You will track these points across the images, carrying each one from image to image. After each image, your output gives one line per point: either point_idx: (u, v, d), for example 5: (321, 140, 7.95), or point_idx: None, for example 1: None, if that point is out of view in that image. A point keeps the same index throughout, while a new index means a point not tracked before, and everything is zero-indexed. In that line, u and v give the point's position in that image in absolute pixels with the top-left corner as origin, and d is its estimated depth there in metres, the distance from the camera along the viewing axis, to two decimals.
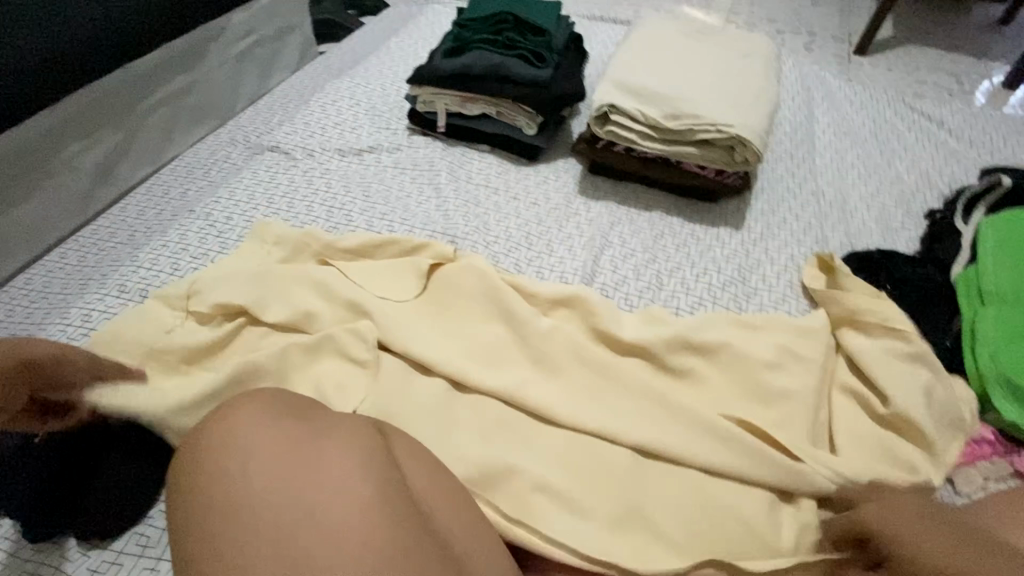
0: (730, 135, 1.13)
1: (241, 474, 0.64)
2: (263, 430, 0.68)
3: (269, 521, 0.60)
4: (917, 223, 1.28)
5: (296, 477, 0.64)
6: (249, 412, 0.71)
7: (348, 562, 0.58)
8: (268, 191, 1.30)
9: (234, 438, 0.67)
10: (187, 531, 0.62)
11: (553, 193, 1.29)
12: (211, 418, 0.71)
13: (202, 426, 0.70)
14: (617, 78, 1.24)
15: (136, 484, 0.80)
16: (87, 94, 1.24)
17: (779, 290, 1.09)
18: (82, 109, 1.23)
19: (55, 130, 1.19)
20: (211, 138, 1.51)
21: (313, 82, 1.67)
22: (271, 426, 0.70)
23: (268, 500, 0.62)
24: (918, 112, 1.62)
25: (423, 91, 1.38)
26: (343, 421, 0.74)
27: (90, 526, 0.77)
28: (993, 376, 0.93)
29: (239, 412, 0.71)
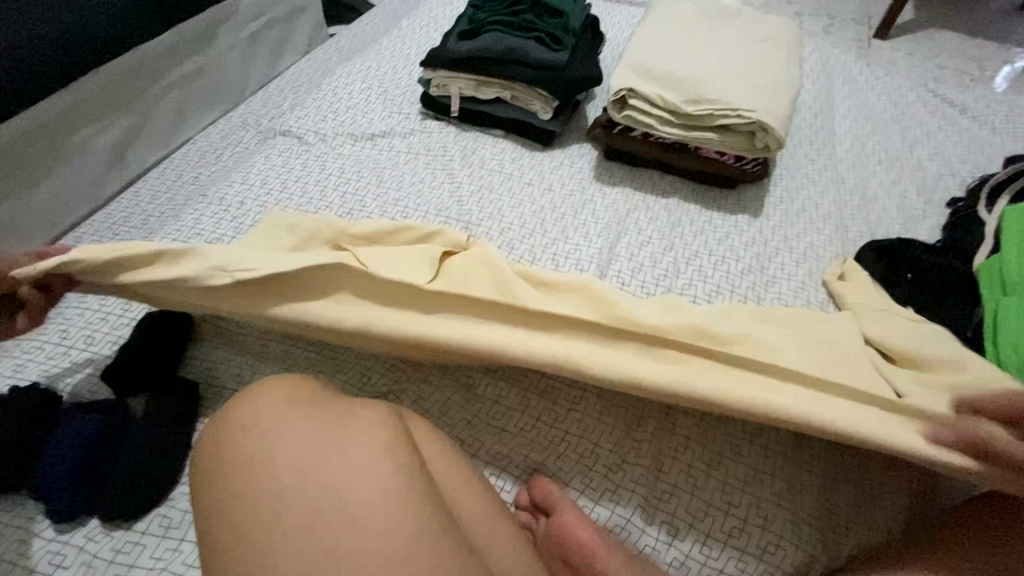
0: (751, 121, 1.11)
1: (262, 458, 0.65)
2: (285, 417, 0.69)
3: (290, 506, 0.61)
4: (939, 211, 1.25)
5: (318, 463, 0.64)
6: (272, 397, 0.72)
7: (368, 548, 0.58)
8: (281, 176, 1.30)
9: (258, 422, 0.69)
10: (211, 513, 0.63)
11: (568, 179, 1.28)
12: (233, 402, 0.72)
13: (227, 411, 0.71)
14: (635, 62, 1.22)
15: (158, 467, 0.80)
16: (99, 76, 1.23)
17: (798, 278, 1.08)
18: (95, 91, 1.23)
19: (68, 112, 1.19)
20: (222, 121, 1.50)
21: (325, 65, 1.65)
22: (293, 411, 0.71)
23: (289, 486, 0.62)
24: (940, 98, 1.58)
25: (436, 75, 1.36)
26: (363, 407, 0.74)
27: (112, 510, 0.77)
28: (1016, 367, 0.89)
29: (261, 398, 0.72)
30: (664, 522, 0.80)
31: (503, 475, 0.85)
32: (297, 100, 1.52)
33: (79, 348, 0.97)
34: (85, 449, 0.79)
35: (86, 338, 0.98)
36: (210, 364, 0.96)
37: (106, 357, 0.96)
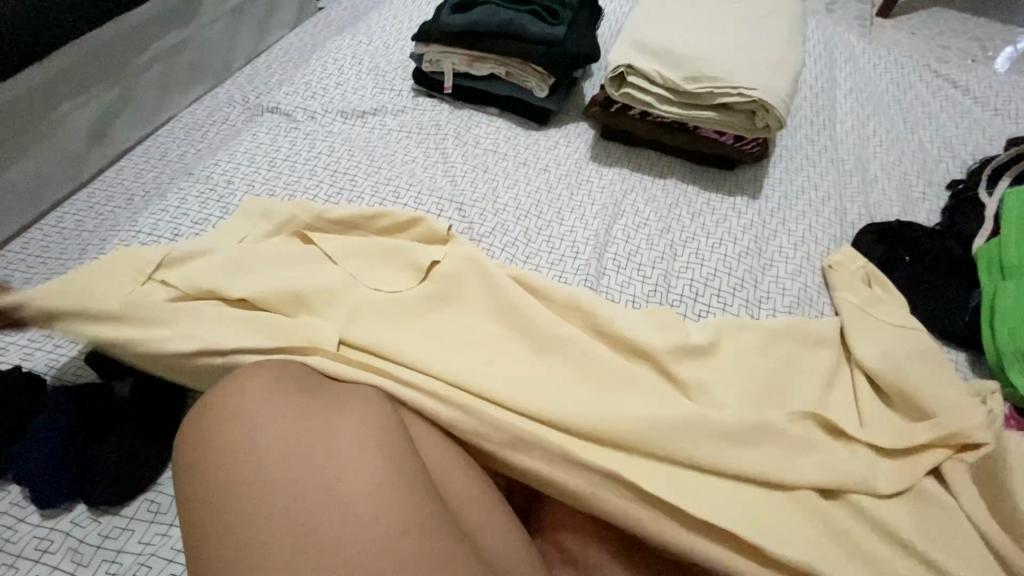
0: (751, 99, 1.08)
1: (250, 443, 0.63)
2: (273, 403, 0.67)
3: (280, 493, 0.60)
4: (939, 193, 1.24)
5: (307, 449, 0.63)
6: (258, 381, 0.70)
7: (361, 536, 0.57)
8: (269, 155, 1.26)
9: (245, 406, 0.67)
10: (196, 499, 0.62)
11: (564, 159, 1.25)
12: (220, 387, 0.71)
13: (213, 394, 0.69)
14: (634, 37, 1.18)
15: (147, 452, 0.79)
16: (77, 49, 1.18)
17: (796, 261, 1.07)
18: (73, 65, 1.18)
19: (45, 87, 1.14)
20: (208, 98, 1.45)
21: (315, 40, 1.60)
22: (281, 396, 0.69)
23: (278, 472, 0.61)
24: (943, 79, 1.55)
25: (429, 49, 1.32)
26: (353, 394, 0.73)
27: (99, 494, 0.77)
28: (1011, 351, 0.89)
29: (248, 383, 0.70)
30: None
31: None
32: (285, 76, 1.47)
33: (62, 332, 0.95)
34: (70, 436, 0.77)
35: None
36: None
37: (91, 341, 0.93)
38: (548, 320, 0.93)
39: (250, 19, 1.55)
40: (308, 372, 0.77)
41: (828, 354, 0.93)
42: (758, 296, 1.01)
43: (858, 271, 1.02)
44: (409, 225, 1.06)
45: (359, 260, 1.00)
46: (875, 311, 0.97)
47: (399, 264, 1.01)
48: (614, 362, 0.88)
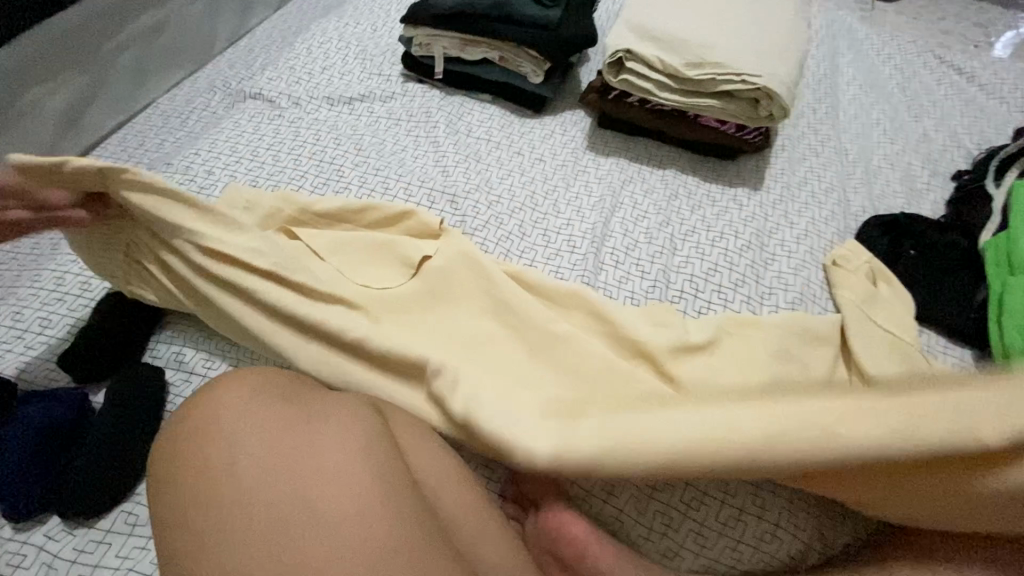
0: (756, 86, 1.04)
1: (230, 458, 0.60)
2: (254, 415, 0.64)
3: (262, 513, 0.57)
4: (944, 184, 1.21)
5: (290, 465, 0.60)
6: (239, 390, 0.67)
7: (348, 558, 0.55)
8: (251, 143, 1.21)
9: (224, 419, 0.64)
10: (175, 516, 0.59)
11: (559, 149, 1.20)
12: (198, 397, 0.67)
13: (193, 404, 0.66)
14: (633, 21, 1.13)
15: (123, 462, 0.76)
16: (48, 30, 1.11)
17: (799, 256, 1.03)
18: (43, 48, 1.11)
19: (13, 72, 1.08)
20: (188, 83, 1.39)
21: (300, 22, 1.53)
22: (262, 406, 0.66)
23: (260, 490, 0.58)
24: (947, 66, 1.51)
25: (418, 32, 1.26)
26: (339, 401, 0.69)
27: (73, 506, 0.73)
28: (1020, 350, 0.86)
29: (228, 394, 0.66)
30: (658, 512, 0.77)
31: (489, 466, 0.81)
32: (268, 60, 1.41)
33: (34, 332, 0.90)
34: (42, 444, 0.74)
35: (41, 321, 0.91)
36: (177, 348, 0.90)
37: (65, 342, 0.89)
38: (544, 318, 0.90)
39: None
40: (293, 377, 0.73)
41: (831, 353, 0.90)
42: (760, 291, 0.98)
43: (863, 266, 0.99)
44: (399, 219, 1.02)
45: (348, 256, 0.96)
46: (877, 310, 0.94)
47: (388, 259, 0.97)
48: (612, 362, 0.85)
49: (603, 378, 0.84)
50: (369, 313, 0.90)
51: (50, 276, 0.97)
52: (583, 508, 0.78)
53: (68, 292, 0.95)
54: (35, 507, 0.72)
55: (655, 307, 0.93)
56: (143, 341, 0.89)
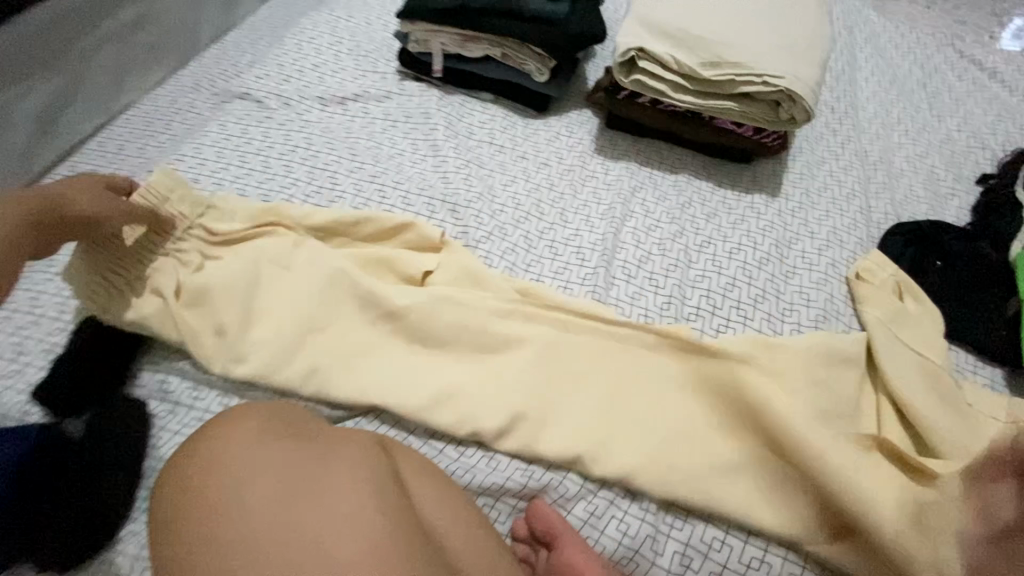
0: (777, 88, 0.97)
1: (236, 503, 0.63)
2: (261, 455, 0.67)
3: (265, 557, 0.59)
4: (969, 188, 1.15)
5: (294, 508, 0.62)
6: (247, 434, 0.69)
7: None
8: (239, 148, 1.14)
9: (231, 466, 0.66)
10: (182, 558, 0.60)
11: (566, 152, 1.14)
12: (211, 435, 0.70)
13: (206, 441, 0.69)
14: (645, 16, 1.06)
15: (104, 505, 0.71)
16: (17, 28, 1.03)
17: (821, 268, 0.98)
18: (12, 48, 1.03)
19: None
20: (171, 82, 1.31)
21: (289, 15, 1.44)
22: (269, 450, 0.68)
23: (264, 534, 0.60)
24: (968, 60, 1.44)
25: (415, 28, 1.19)
26: (346, 442, 0.71)
27: (49, 556, 0.68)
28: None
29: (238, 433, 0.69)
30: (676, 552, 0.73)
31: (497, 505, 0.76)
32: (256, 56, 1.32)
33: (8, 359, 0.84)
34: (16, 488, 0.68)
35: (16, 347, 0.85)
36: (161, 377, 0.84)
37: (40, 371, 0.83)
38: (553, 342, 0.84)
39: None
40: (299, 415, 0.74)
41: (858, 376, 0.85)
42: (779, 306, 0.93)
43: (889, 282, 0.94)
44: (396, 232, 0.96)
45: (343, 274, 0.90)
46: (904, 328, 0.89)
47: (386, 276, 0.91)
48: (626, 389, 0.80)
49: (616, 412, 0.79)
50: (367, 337, 0.84)
51: (24, 297, 0.90)
52: (596, 549, 0.73)
53: (44, 314, 0.88)
54: (9, 557, 0.67)
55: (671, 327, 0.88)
56: (124, 368, 0.83)
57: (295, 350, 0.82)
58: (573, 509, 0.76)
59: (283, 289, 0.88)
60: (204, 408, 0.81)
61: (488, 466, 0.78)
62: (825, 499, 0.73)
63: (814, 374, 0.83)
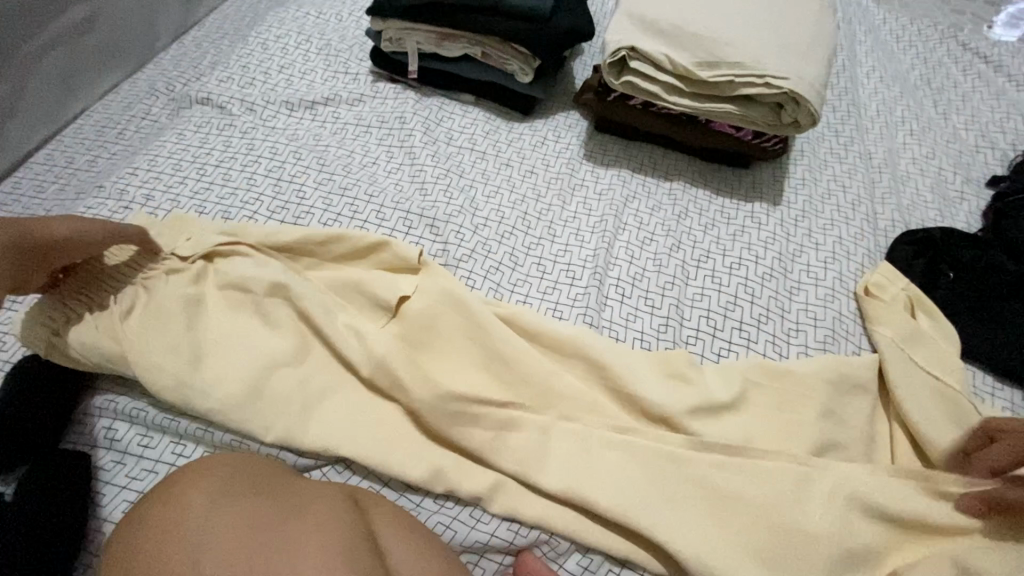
0: (780, 90, 0.90)
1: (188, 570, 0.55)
2: (220, 515, 0.59)
3: None
4: (979, 192, 1.09)
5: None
6: (204, 487, 0.61)
7: None
8: (199, 159, 1.04)
9: (183, 524, 0.58)
10: None
11: (553, 160, 1.06)
12: (163, 490, 0.62)
13: (159, 495, 0.61)
14: (637, 11, 0.98)
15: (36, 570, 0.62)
16: None
17: (827, 284, 0.92)
18: None
19: None
20: (127, 87, 1.21)
21: (254, 12, 1.34)
22: (228, 505, 0.60)
23: None
24: (972, 53, 1.38)
25: (388, 25, 1.10)
26: (318, 498, 0.63)
27: None
28: None
29: (196, 487, 0.61)
30: None
31: (482, 563, 0.69)
32: (217, 57, 1.23)
33: None
34: None
35: None
36: (107, 423, 0.76)
37: None
38: (541, 375, 0.77)
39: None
40: (266, 466, 0.67)
41: (871, 404, 0.79)
42: (784, 327, 0.87)
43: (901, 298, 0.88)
44: (368, 253, 0.87)
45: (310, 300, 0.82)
46: (917, 350, 0.83)
47: (358, 303, 0.83)
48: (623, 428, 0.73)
49: (612, 453, 0.72)
50: (336, 374, 0.77)
51: None
52: None
53: None
54: None
55: (669, 354, 0.81)
56: (65, 415, 0.75)
57: (256, 390, 0.74)
58: (566, 564, 0.69)
59: (244, 321, 0.79)
60: (154, 459, 0.73)
61: (472, 518, 0.70)
62: (842, 543, 0.67)
63: (824, 404, 0.77)
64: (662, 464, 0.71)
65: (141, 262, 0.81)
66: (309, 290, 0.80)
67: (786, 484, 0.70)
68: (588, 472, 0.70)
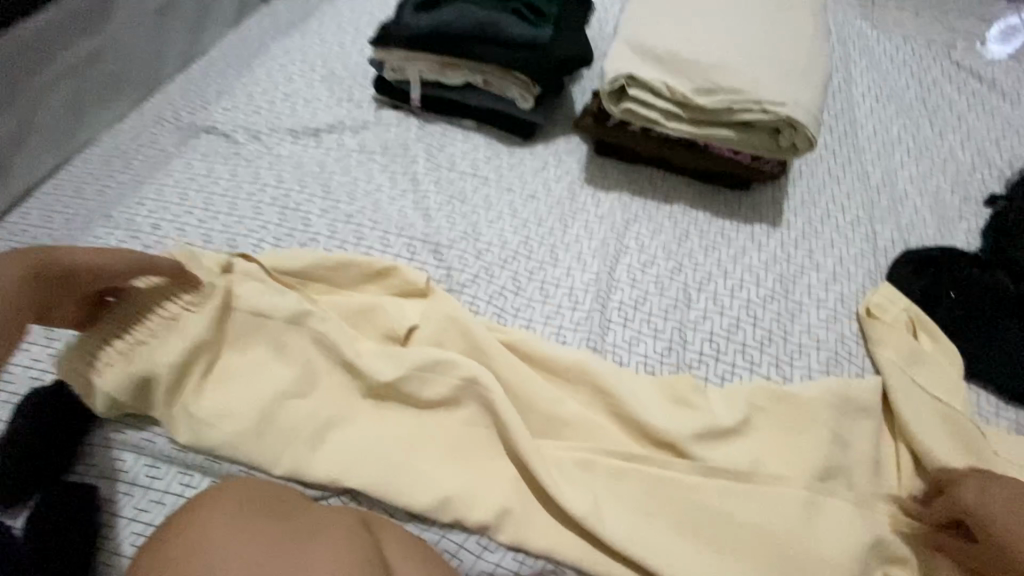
0: (777, 116, 0.91)
1: None
2: (232, 545, 0.59)
3: None
4: (977, 211, 1.10)
5: None
6: (221, 509, 0.62)
7: None
8: (205, 188, 1.06)
9: (200, 547, 0.58)
10: None
11: (554, 184, 1.08)
12: (174, 519, 0.62)
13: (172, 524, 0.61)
14: (634, 40, 1.00)
15: None
16: None
17: (828, 305, 0.92)
18: None
19: None
20: (134, 116, 1.24)
21: (259, 41, 1.37)
22: (244, 527, 0.61)
23: None
24: (966, 72, 1.40)
25: (391, 55, 1.12)
26: (329, 523, 0.63)
27: None
28: None
29: (208, 514, 0.61)
30: None
31: None
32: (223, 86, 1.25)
33: None
34: None
35: None
36: (116, 454, 0.76)
37: None
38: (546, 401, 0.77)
39: (181, 19, 1.32)
40: (276, 490, 0.67)
41: (876, 427, 0.79)
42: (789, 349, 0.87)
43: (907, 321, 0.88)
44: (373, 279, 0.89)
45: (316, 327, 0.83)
46: (919, 373, 0.83)
47: (364, 329, 0.84)
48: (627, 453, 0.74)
49: (618, 478, 0.72)
50: (342, 403, 0.77)
51: None
52: None
53: None
54: None
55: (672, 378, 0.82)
56: (75, 446, 0.76)
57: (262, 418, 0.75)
58: None
59: (250, 350, 0.80)
60: (162, 489, 0.74)
61: (478, 547, 0.70)
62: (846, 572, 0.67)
63: (829, 427, 0.77)
64: (667, 489, 0.72)
65: (173, 292, 0.79)
66: (314, 319, 0.81)
67: (791, 509, 0.70)
68: (594, 497, 0.70)
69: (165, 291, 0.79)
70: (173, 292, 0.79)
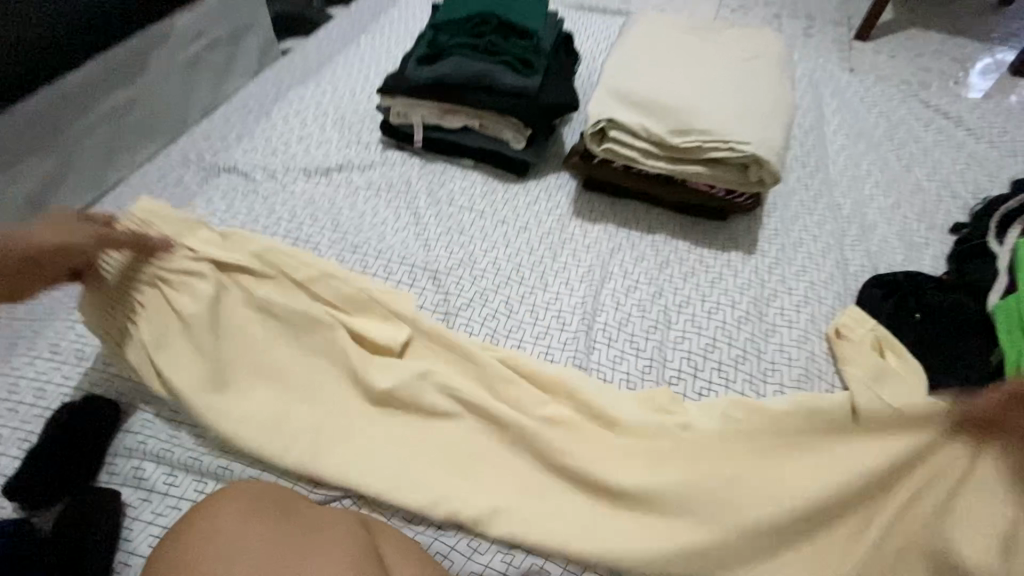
0: (744, 153, 1.00)
1: None
2: (242, 537, 0.65)
3: None
4: (943, 238, 1.17)
5: None
6: (235, 505, 0.69)
7: None
8: (226, 223, 1.16)
9: (212, 536, 0.65)
10: None
11: (544, 216, 1.16)
12: (189, 517, 0.68)
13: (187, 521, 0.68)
14: (615, 87, 1.11)
15: None
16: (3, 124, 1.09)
17: (800, 326, 0.99)
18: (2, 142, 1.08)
19: None
20: (161, 157, 1.35)
21: (276, 90, 1.50)
22: (254, 520, 0.67)
23: None
24: (933, 111, 1.49)
25: (396, 102, 1.24)
26: (329, 519, 0.70)
27: None
28: None
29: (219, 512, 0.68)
30: None
31: None
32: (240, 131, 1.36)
33: None
34: None
35: None
36: (136, 463, 0.82)
37: (13, 461, 0.82)
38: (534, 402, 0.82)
39: (206, 72, 1.45)
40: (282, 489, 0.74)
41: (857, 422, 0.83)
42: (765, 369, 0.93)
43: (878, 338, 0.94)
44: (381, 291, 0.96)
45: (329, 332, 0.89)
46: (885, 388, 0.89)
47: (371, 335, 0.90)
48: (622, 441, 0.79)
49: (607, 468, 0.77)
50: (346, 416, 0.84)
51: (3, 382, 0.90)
52: None
53: (21, 401, 0.88)
54: None
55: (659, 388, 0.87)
56: (100, 455, 0.82)
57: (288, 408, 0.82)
58: None
59: None
60: (178, 495, 0.80)
61: (469, 549, 0.75)
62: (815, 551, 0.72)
63: (818, 433, 0.79)
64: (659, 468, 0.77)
65: (140, 261, 0.88)
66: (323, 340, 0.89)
67: None
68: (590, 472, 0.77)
69: (134, 260, 0.88)
70: (138, 259, 0.88)
